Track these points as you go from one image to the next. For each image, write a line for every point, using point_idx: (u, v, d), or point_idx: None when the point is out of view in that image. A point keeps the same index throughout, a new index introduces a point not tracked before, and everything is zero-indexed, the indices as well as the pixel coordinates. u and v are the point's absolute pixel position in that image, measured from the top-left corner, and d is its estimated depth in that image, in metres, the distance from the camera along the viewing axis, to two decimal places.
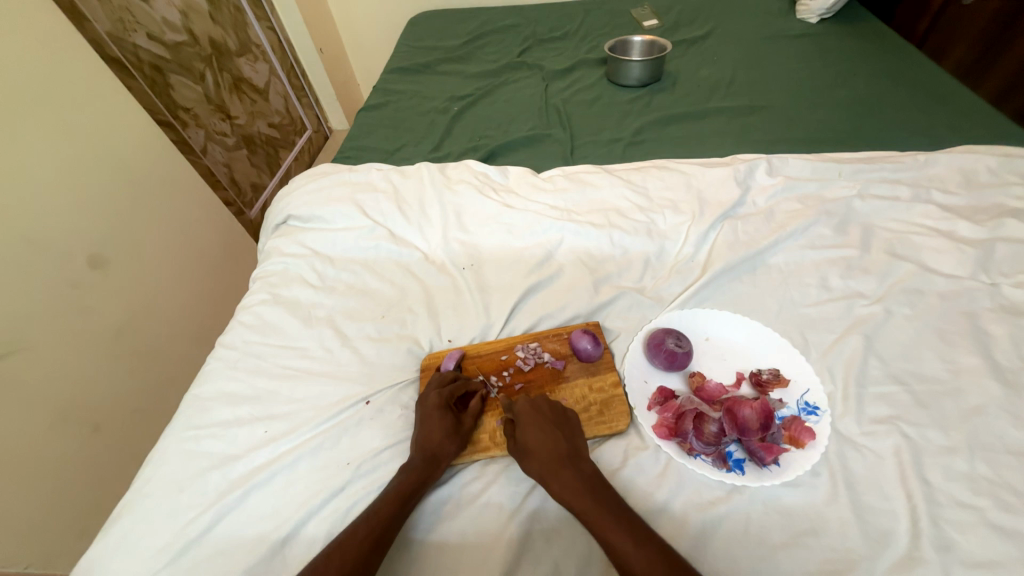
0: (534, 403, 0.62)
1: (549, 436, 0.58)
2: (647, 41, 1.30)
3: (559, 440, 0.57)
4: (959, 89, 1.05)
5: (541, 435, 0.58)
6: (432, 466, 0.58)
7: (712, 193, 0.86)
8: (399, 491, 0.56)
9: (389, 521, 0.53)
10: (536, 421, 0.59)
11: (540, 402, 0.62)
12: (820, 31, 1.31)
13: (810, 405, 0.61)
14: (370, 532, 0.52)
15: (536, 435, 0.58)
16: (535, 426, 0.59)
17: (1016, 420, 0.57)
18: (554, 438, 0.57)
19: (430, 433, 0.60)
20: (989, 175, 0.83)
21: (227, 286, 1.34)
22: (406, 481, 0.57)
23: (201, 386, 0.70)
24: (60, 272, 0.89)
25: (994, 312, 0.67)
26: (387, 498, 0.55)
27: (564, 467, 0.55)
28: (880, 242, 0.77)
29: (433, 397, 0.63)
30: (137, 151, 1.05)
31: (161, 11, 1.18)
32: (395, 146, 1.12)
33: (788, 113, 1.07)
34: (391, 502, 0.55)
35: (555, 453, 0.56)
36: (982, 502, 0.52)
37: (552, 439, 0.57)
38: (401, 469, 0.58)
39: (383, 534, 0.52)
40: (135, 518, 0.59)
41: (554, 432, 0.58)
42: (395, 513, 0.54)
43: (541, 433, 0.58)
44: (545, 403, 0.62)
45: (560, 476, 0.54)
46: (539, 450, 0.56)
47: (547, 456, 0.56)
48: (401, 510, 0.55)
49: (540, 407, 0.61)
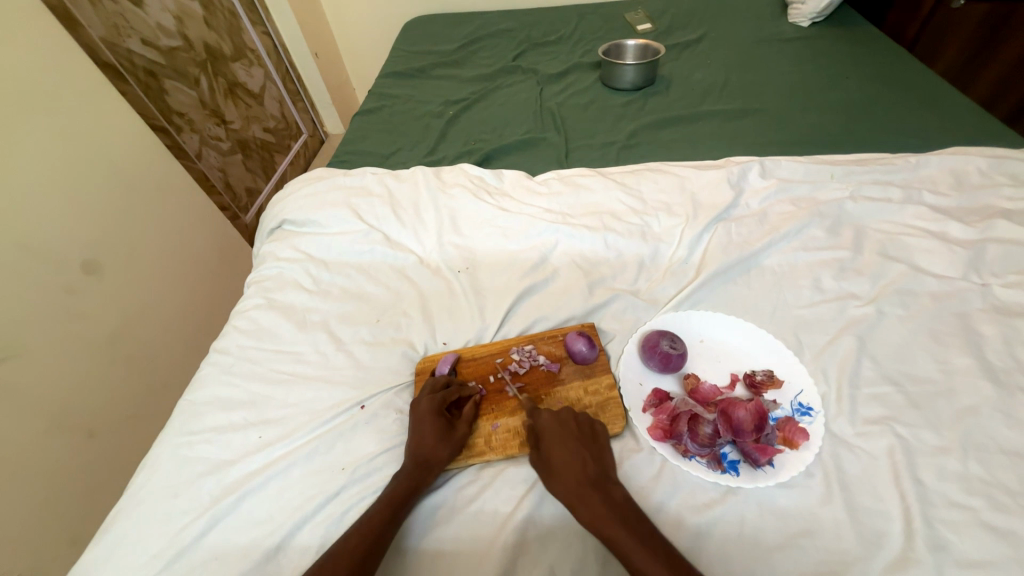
0: (561, 420, 0.61)
1: (576, 456, 0.56)
2: (641, 45, 1.31)
3: (587, 462, 0.56)
4: (950, 92, 1.06)
5: (567, 456, 0.57)
6: (425, 472, 0.58)
7: (706, 196, 0.87)
8: (392, 497, 0.56)
9: (383, 527, 0.53)
10: (563, 440, 0.58)
11: (566, 416, 0.61)
12: (812, 34, 1.32)
13: (804, 406, 0.61)
14: (364, 539, 0.52)
15: (562, 456, 0.57)
16: (562, 446, 0.58)
17: (1008, 419, 0.57)
18: (581, 458, 0.56)
19: (422, 438, 0.60)
20: (979, 176, 0.84)
21: (222, 290, 1.33)
22: (399, 487, 0.56)
23: (195, 391, 0.70)
24: (54, 277, 0.89)
25: (985, 312, 0.67)
26: (380, 504, 0.55)
27: (592, 491, 0.53)
28: (873, 243, 0.77)
29: (425, 403, 0.63)
30: (131, 156, 1.05)
31: (155, 16, 1.18)
32: (390, 150, 1.12)
33: (780, 115, 1.08)
34: (384, 507, 0.55)
35: (582, 475, 0.55)
36: (975, 501, 0.52)
37: (579, 461, 0.56)
38: (395, 475, 0.58)
39: (377, 541, 0.52)
40: (128, 525, 0.58)
41: (581, 452, 0.57)
42: (388, 519, 0.54)
43: (568, 454, 0.57)
44: (572, 418, 0.61)
45: (585, 499, 0.53)
46: (565, 472, 0.55)
47: (573, 478, 0.55)
48: (394, 515, 0.54)
49: (567, 423, 0.60)
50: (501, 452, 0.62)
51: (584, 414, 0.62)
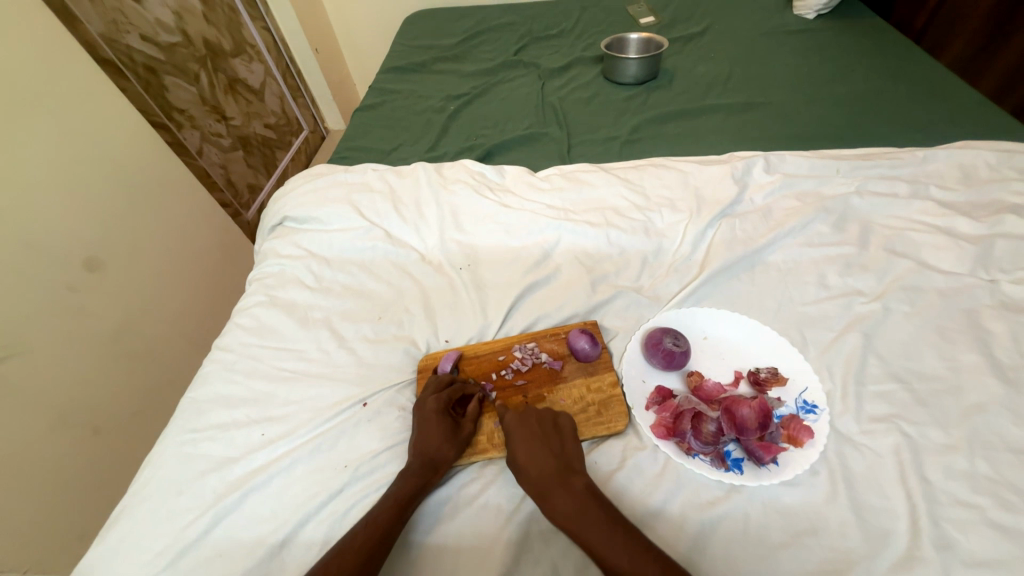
0: (521, 416, 0.61)
1: (538, 452, 0.57)
2: (644, 38, 1.30)
3: (549, 456, 0.56)
4: (958, 85, 1.05)
5: (529, 451, 0.57)
6: (431, 472, 0.58)
7: (710, 191, 0.86)
8: (397, 496, 0.55)
9: (388, 527, 0.53)
10: (523, 435, 0.59)
11: (528, 413, 0.61)
12: (817, 26, 1.30)
13: (809, 403, 0.61)
14: (369, 538, 0.52)
15: (524, 452, 0.57)
16: (524, 442, 0.58)
17: (1017, 417, 0.57)
18: (544, 454, 0.57)
19: (429, 438, 0.60)
20: (988, 170, 0.83)
21: (225, 286, 1.33)
22: (405, 487, 0.56)
23: (198, 388, 0.70)
24: (56, 275, 0.88)
25: (993, 309, 0.67)
26: (385, 504, 0.55)
27: (555, 485, 0.54)
28: (879, 238, 0.77)
29: (432, 400, 0.63)
30: (133, 153, 1.04)
31: (154, 11, 1.18)
32: (391, 146, 1.11)
33: (786, 109, 1.06)
34: (390, 507, 0.54)
35: (545, 470, 0.55)
36: (982, 500, 0.52)
37: (540, 455, 0.56)
38: (400, 474, 0.58)
39: (382, 541, 0.52)
40: (133, 522, 0.59)
41: (542, 447, 0.57)
42: (395, 519, 0.54)
43: (530, 449, 0.57)
44: (533, 413, 0.61)
45: (551, 496, 0.53)
46: (528, 467, 0.56)
47: (536, 473, 0.55)
48: (399, 515, 0.54)
49: (528, 418, 0.61)
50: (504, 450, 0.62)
51: (546, 410, 0.62)
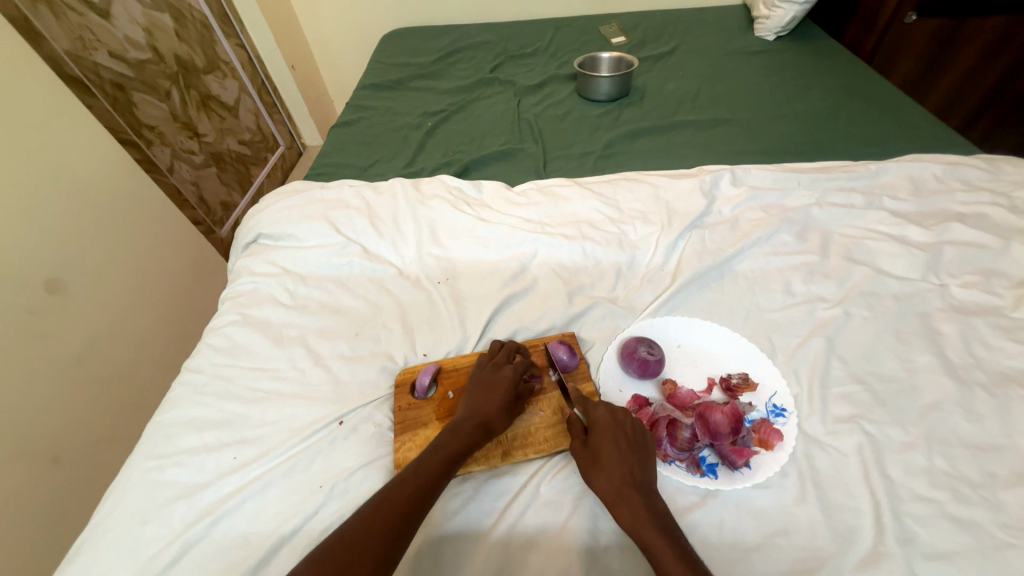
0: (616, 418, 0.59)
1: (625, 457, 0.55)
2: (615, 57, 1.34)
3: (635, 465, 0.55)
4: (907, 102, 1.11)
5: (616, 454, 0.56)
6: (482, 436, 0.60)
7: (680, 204, 0.89)
8: (448, 452, 0.57)
9: (436, 477, 0.55)
10: (614, 435, 0.57)
11: (621, 415, 0.60)
12: (776, 47, 1.38)
13: (778, 407, 0.63)
14: (418, 485, 0.53)
15: (611, 452, 0.56)
16: (612, 443, 0.57)
17: (969, 414, 0.60)
18: (631, 462, 0.55)
19: (490, 402, 0.63)
20: (935, 181, 0.88)
21: (196, 305, 1.31)
22: (456, 444, 0.58)
23: (166, 412, 0.68)
24: (15, 298, 0.85)
25: (944, 311, 0.71)
26: (436, 456, 0.57)
27: (636, 494, 0.53)
28: (838, 247, 0.80)
29: (507, 369, 0.66)
30: (99, 171, 1.02)
31: (123, 28, 1.16)
32: (368, 162, 1.12)
33: (750, 125, 1.11)
34: (441, 461, 0.56)
35: (627, 477, 0.54)
36: (940, 494, 0.54)
37: (627, 462, 0.55)
38: (454, 431, 0.59)
39: (430, 490, 0.54)
40: (95, 555, 0.56)
41: (630, 455, 0.56)
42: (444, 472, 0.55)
43: (618, 453, 0.56)
44: (627, 419, 0.60)
45: (629, 504, 0.52)
46: (612, 467, 0.55)
47: (619, 476, 0.54)
48: (448, 471, 0.56)
49: (622, 421, 0.59)
50: (484, 463, 0.61)
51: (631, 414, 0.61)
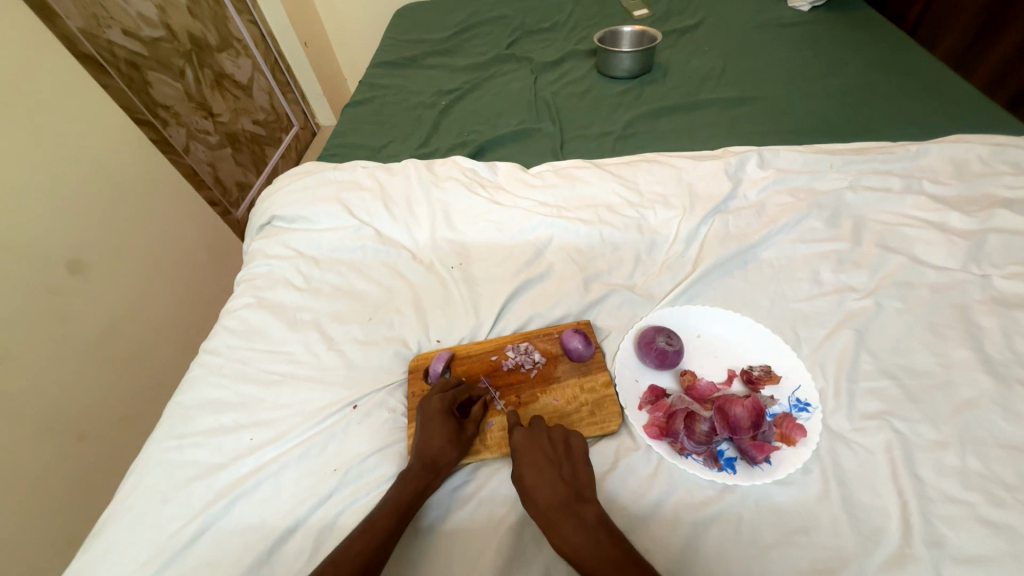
0: (533, 436, 0.58)
1: (548, 478, 0.54)
2: (637, 31, 1.28)
3: (558, 483, 0.54)
4: (951, 78, 1.04)
5: (536, 478, 0.55)
6: (431, 475, 0.57)
7: (703, 187, 0.85)
8: (397, 501, 0.54)
9: (388, 532, 0.52)
10: (534, 458, 0.56)
11: (539, 433, 0.59)
12: (811, 19, 1.29)
13: (802, 401, 0.60)
14: (367, 543, 0.51)
15: (531, 477, 0.55)
16: (534, 467, 0.55)
17: (1008, 413, 0.57)
18: (551, 480, 0.54)
19: (430, 439, 0.59)
20: (980, 164, 0.82)
21: (214, 287, 1.32)
22: (404, 492, 0.55)
23: (184, 394, 0.69)
24: (38, 278, 0.87)
25: (984, 304, 0.67)
26: (384, 510, 0.54)
27: (564, 515, 0.51)
28: (872, 234, 0.76)
29: (436, 400, 0.62)
30: (115, 150, 1.02)
31: (136, 5, 1.15)
32: (381, 143, 1.10)
33: (780, 104, 1.06)
34: (388, 514, 0.54)
35: (553, 498, 0.53)
36: (972, 496, 0.52)
37: (549, 481, 0.54)
38: (401, 477, 0.57)
39: (382, 546, 0.51)
40: (119, 531, 0.58)
41: (551, 473, 0.55)
42: (393, 527, 0.53)
43: (540, 476, 0.55)
44: (544, 434, 0.59)
45: (558, 526, 0.51)
46: (536, 494, 0.54)
47: (545, 500, 0.53)
48: (398, 522, 0.53)
49: (537, 438, 0.58)
50: (496, 451, 0.61)
51: (557, 428, 0.60)
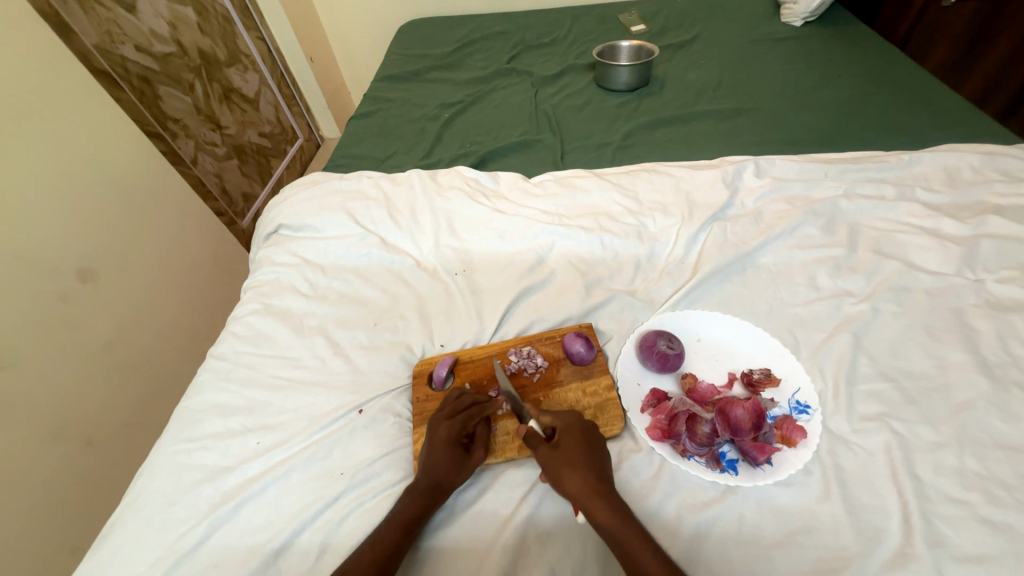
0: (579, 419, 0.60)
1: (593, 458, 0.56)
2: (635, 46, 1.32)
3: (602, 467, 0.55)
4: (942, 89, 1.07)
5: (584, 454, 0.56)
6: (439, 490, 0.57)
7: (701, 195, 0.87)
8: (404, 515, 0.55)
9: (396, 547, 0.53)
10: (582, 439, 0.57)
11: (584, 419, 0.60)
12: (804, 33, 1.33)
13: (802, 403, 0.61)
14: (373, 556, 0.52)
15: (580, 451, 0.56)
16: (582, 445, 0.57)
17: (1005, 414, 0.58)
18: (597, 461, 0.56)
19: (436, 463, 0.57)
20: (972, 172, 0.84)
21: (220, 298, 1.34)
22: (412, 507, 0.56)
23: (192, 398, 0.70)
24: (48, 286, 0.88)
25: (979, 308, 0.68)
26: (391, 524, 0.55)
27: (607, 493, 0.53)
28: (867, 240, 0.78)
29: (442, 431, 0.59)
30: (125, 160, 1.04)
31: (148, 22, 1.18)
32: (385, 153, 1.12)
33: (776, 115, 1.08)
34: (397, 528, 0.54)
35: (599, 476, 0.54)
36: (971, 496, 0.52)
37: (596, 461, 0.55)
38: (409, 492, 0.57)
39: (390, 561, 0.52)
40: (126, 534, 0.58)
41: (597, 455, 0.56)
42: (402, 541, 0.53)
43: (587, 455, 0.56)
44: (588, 421, 0.60)
45: (604, 501, 0.52)
46: (584, 466, 0.54)
47: (591, 474, 0.54)
48: (407, 537, 0.54)
49: (584, 422, 0.60)
50: (501, 455, 0.62)
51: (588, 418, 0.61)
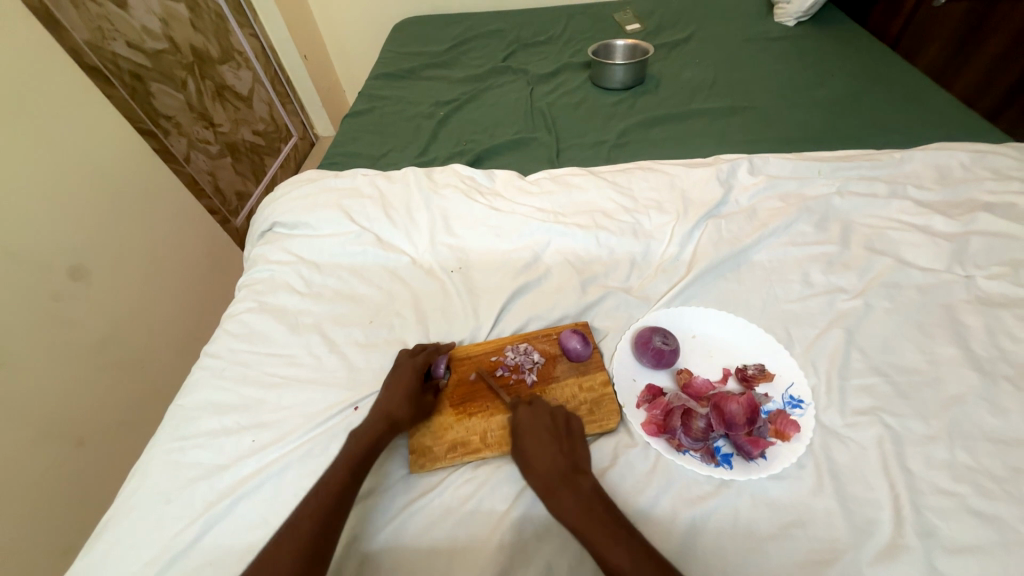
0: (534, 414, 0.62)
1: (550, 451, 0.58)
2: (630, 45, 1.32)
3: (559, 456, 0.57)
4: (933, 89, 1.08)
5: (540, 451, 0.58)
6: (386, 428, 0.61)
7: (696, 193, 0.87)
8: (352, 453, 0.58)
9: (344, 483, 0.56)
10: (536, 434, 0.60)
11: (541, 411, 0.62)
12: (797, 33, 1.34)
13: (795, 398, 0.62)
14: (327, 500, 0.55)
15: (536, 450, 0.58)
16: (536, 441, 0.59)
17: (994, 408, 0.58)
18: (553, 453, 0.58)
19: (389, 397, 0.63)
20: (963, 170, 0.85)
21: (215, 294, 1.33)
22: (359, 445, 0.59)
23: (186, 396, 0.69)
24: (37, 283, 0.87)
25: (969, 303, 0.69)
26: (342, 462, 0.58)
27: (563, 486, 0.55)
28: (859, 237, 0.79)
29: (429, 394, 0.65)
30: (118, 157, 1.04)
31: (140, 19, 1.17)
32: (380, 151, 1.12)
33: (770, 113, 1.09)
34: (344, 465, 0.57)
35: (555, 469, 0.56)
36: (962, 488, 0.53)
37: (550, 455, 0.58)
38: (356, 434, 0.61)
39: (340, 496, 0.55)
40: (120, 532, 0.58)
41: (552, 448, 0.58)
42: (350, 477, 0.57)
43: (543, 450, 0.58)
44: (545, 413, 0.62)
45: (558, 494, 0.55)
46: (540, 466, 0.57)
47: (547, 471, 0.56)
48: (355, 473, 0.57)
49: (541, 416, 0.62)
50: (497, 448, 0.62)
51: (561, 408, 0.63)
